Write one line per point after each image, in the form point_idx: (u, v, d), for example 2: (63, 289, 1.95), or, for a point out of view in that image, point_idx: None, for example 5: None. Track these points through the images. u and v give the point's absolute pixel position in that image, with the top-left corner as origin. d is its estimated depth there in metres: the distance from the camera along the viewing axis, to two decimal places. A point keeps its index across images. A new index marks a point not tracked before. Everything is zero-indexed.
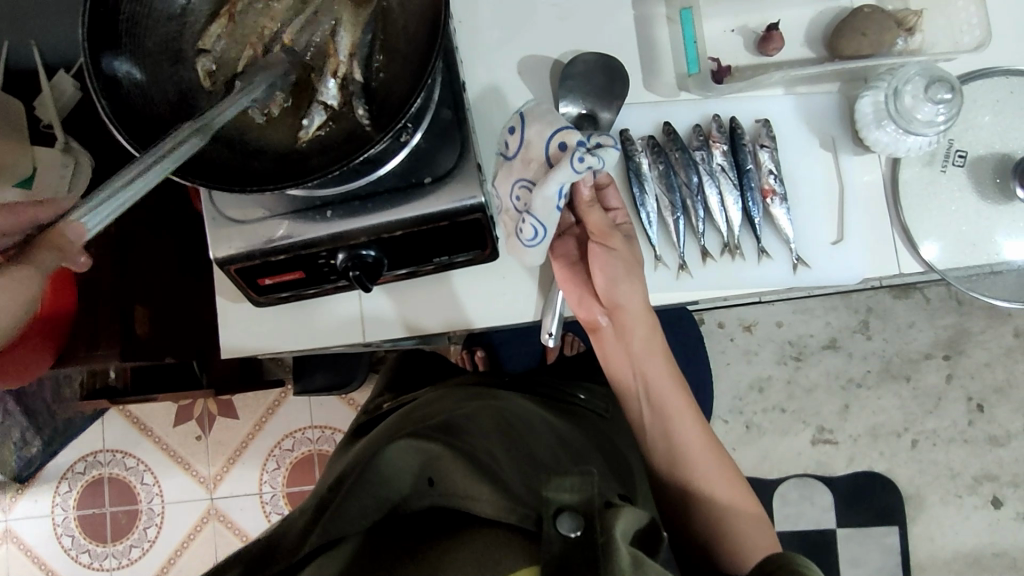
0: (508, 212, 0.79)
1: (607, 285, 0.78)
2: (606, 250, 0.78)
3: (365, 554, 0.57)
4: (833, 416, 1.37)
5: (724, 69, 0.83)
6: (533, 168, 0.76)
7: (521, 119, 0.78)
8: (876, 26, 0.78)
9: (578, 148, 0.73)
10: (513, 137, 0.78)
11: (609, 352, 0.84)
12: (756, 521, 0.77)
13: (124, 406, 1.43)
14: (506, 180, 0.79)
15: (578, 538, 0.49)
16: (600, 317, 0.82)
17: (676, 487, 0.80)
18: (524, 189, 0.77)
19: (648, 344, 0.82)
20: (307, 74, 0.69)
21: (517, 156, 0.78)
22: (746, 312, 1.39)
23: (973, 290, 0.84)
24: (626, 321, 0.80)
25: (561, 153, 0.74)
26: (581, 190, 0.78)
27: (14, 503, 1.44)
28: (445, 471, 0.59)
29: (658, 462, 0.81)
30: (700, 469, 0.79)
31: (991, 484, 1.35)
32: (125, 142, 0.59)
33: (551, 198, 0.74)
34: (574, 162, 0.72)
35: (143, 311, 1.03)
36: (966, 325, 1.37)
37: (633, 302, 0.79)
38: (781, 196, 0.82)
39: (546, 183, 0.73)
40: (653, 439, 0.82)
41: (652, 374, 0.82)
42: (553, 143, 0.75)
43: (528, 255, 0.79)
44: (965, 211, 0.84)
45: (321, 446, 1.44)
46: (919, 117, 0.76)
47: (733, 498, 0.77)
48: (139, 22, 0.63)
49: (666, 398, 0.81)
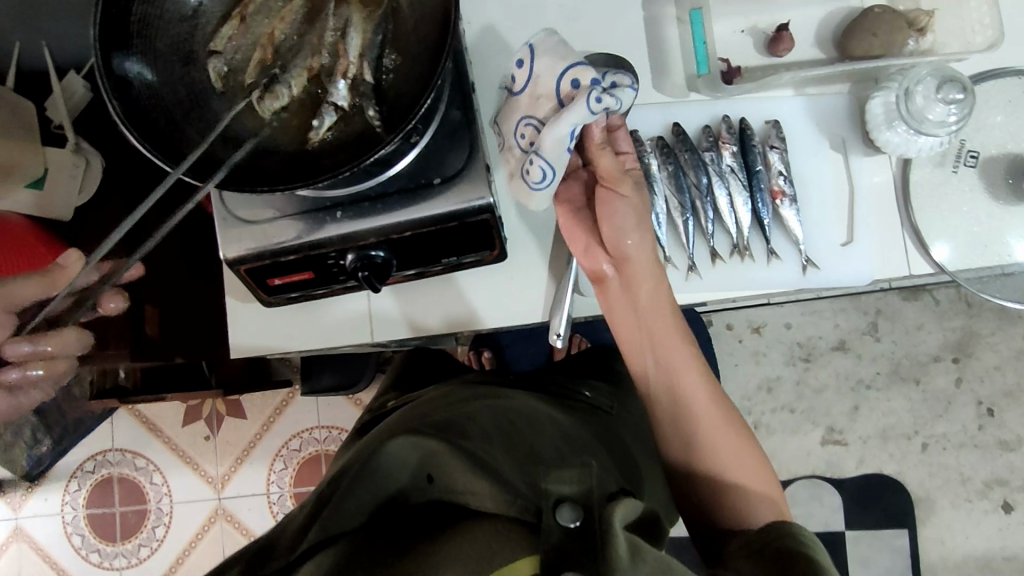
0: (514, 150, 0.76)
1: (614, 233, 0.77)
2: (614, 194, 0.77)
3: (364, 541, 0.57)
4: (841, 418, 1.37)
5: (734, 70, 0.83)
6: (542, 105, 0.73)
7: (530, 51, 0.73)
8: (887, 27, 0.78)
9: (592, 87, 0.70)
10: (520, 72, 0.74)
11: (614, 306, 0.81)
12: (762, 480, 0.77)
13: (134, 406, 1.44)
14: (512, 117, 0.75)
15: (577, 528, 0.49)
16: (605, 265, 0.80)
17: (678, 446, 0.79)
18: (531, 127, 0.74)
19: (656, 298, 0.79)
20: (318, 75, 0.69)
21: (526, 91, 0.74)
22: (754, 314, 1.38)
23: (984, 291, 0.83)
24: (633, 272, 0.79)
25: (573, 90, 0.71)
26: (593, 130, 0.74)
27: (24, 502, 1.45)
28: (440, 468, 0.62)
29: (664, 420, 0.81)
30: (704, 424, 0.79)
31: (1002, 487, 1.34)
32: (138, 143, 0.60)
33: (563, 139, 0.71)
34: (590, 102, 0.69)
35: (152, 311, 1.05)
36: (977, 327, 1.36)
37: (641, 252, 0.78)
38: (791, 198, 0.82)
39: (558, 122, 0.70)
40: (659, 396, 0.81)
41: (658, 328, 0.80)
42: (565, 79, 0.71)
43: (534, 198, 0.77)
44: (976, 212, 0.83)
45: (329, 446, 1.45)
46: (931, 118, 0.75)
47: (739, 459, 0.77)
48: (151, 23, 0.63)
49: (675, 355, 0.81)
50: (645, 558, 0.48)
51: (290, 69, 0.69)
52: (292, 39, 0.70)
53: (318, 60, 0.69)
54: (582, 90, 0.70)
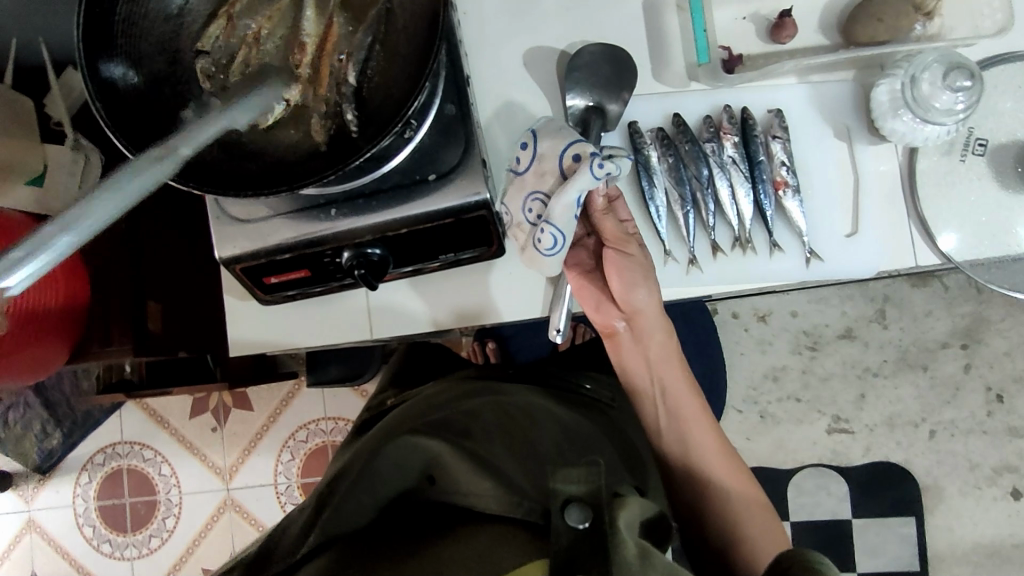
0: (522, 226, 0.77)
1: (624, 289, 0.78)
2: (622, 255, 0.77)
3: (376, 540, 0.57)
4: (849, 406, 1.36)
5: (735, 58, 0.81)
6: (547, 181, 0.75)
7: (534, 134, 0.76)
8: (893, 10, 0.75)
9: (594, 156, 0.72)
10: (525, 154, 0.76)
11: (626, 359, 0.83)
12: (768, 514, 0.76)
13: (141, 399, 1.45)
14: (517, 196, 0.77)
15: (587, 529, 0.48)
16: (618, 322, 0.82)
17: (692, 494, 0.80)
18: (538, 202, 0.76)
19: (666, 350, 0.82)
20: (277, 67, 0.68)
21: (530, 170, 0.76)
22: (760, 302, 1.37)
23: (992, 282, 0.81)
24: (644, 325, 0.80)
25: (576, 164, 0.73)
26: (595, 199, 0.77)
27: (36, 494, 1.47)
28: (448, 468, 0.61)
29: (674, 467, 0.82)
30: (713, 469, 0.79)
31: (1011, 474, 1.33)
32: (122, 147, 0.59)
33: (572, 206, 0.73)
34: (594, 168, 0.72)
35: (156, 308, 1.04)
36: (986, 315, 1.34)
37: (651, 305, 0.79)
38: (793, 188, 0.80)
39: (566, 190, 0.72)
40: (670, 446, 0.82)
41: (669, 381, 0.82)
42: (566, 155, 0.74)
43: (547, 265, 0.76)
44: (984, 202, 0.81)
45: (335, 437, 1.45)
46: (938, 105, 0.73)
47: (745, 496, 0.77)
48: (136, 23, 0.63)
49: (683, 402, 0.82)
50: (654, 563, 0.49)
51: (255, 66, 0.68)
52: (280, 37, 0.68)
53: (303, 83, 0.68)
54: (583, 161, 0.73)
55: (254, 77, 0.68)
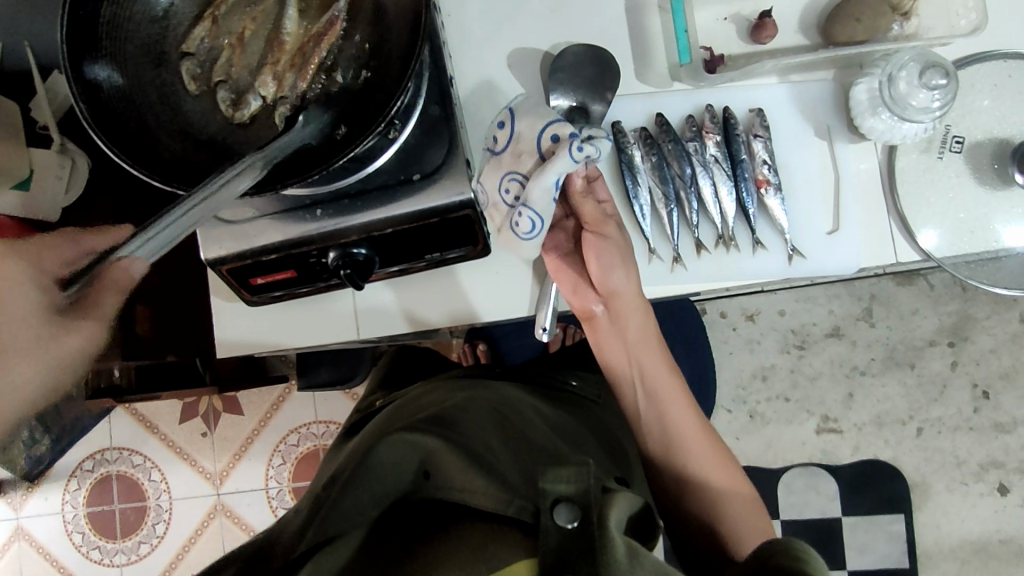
0: (498, 207, 0.78)
1: (601, 272, 0.78)
2: (600, 237, 0.78)
3: (372, 541, 0.58)
4: (837, 404, 1.37)
5: (717, 58, 0.82)
6: (524, 162, 0.76)
7: (511, 114, 0.77)
8: (871, 12, 0.76)
9: (573, 139, 0.74)
10: (502, 133, 0.77)
11: (603, 342, 0.84)
12: (749, 500, 0.77)
13: (131, 405, 1.44)
14: (494, 174, 0.77)
15: (576, 529, 0.48)
16: (595, 305, 0.82)
17: (674, 480, 0.80)
18: (515, 182, 0.76)
19: (645, 334, 0.82)
20: (254, 66, 0.68)
21: (506, 150, 0.77)
22: (748, 302, 1.38)
23: (972, 278, 0.82)
24: (621, 307, 0.80)
25: (554, 146, 0.75)
26: (573, 180, 0.79)
27: (24, 502, 1.46)
28: (439, 465, 0.61)
29: (654, 452, 0.81)
30: (693, 452, 0.79)
31: (997, 470, 1.34)
32: (106, 147, 0.59)
33: (550, 190, 0.75)
34: (573, 151, 0.73)
35: (144, 312, 1.05)
36: (971, 312, 1.35)
37: (628, 288, 0.79)
38: (775, 186, 0.81)
39: (544, 174, 0.73)
40: (651, 433, 0.82)
41: (649, 366, 0.82)
42: (545, 136, 0.75)
43: (525, 248, 0.78)
44: (963, 199, 0.83)
45: (326, 441, 1.45)
46: (915, 104, 0.75)
47: (731, 487, 0.77)
48: (120, 25, 0.63)
49: (662, 386, 0.82)
50: (641, 561, 0.49)
51: (238, 66, 0.68)
52: (262, 36, 0.68)
53: (287, 84, 0.67)
54: (562, 144, 0.74)
55: (235, 77, 0.68)
